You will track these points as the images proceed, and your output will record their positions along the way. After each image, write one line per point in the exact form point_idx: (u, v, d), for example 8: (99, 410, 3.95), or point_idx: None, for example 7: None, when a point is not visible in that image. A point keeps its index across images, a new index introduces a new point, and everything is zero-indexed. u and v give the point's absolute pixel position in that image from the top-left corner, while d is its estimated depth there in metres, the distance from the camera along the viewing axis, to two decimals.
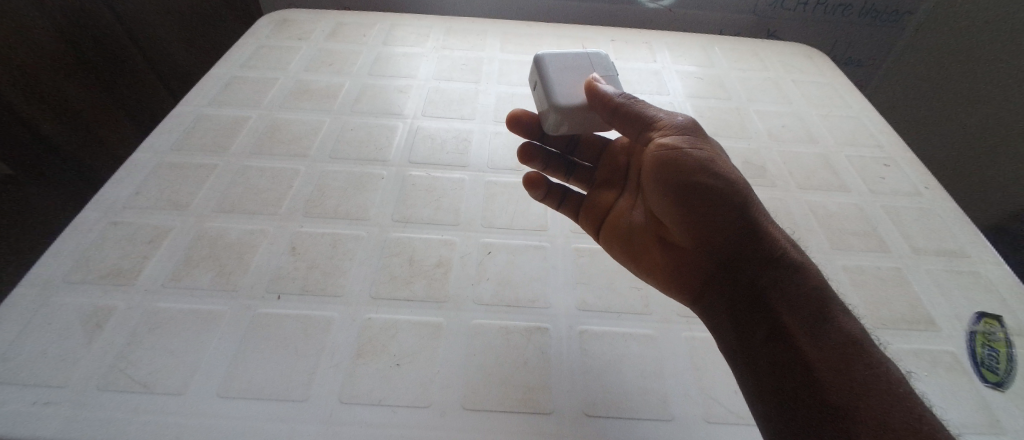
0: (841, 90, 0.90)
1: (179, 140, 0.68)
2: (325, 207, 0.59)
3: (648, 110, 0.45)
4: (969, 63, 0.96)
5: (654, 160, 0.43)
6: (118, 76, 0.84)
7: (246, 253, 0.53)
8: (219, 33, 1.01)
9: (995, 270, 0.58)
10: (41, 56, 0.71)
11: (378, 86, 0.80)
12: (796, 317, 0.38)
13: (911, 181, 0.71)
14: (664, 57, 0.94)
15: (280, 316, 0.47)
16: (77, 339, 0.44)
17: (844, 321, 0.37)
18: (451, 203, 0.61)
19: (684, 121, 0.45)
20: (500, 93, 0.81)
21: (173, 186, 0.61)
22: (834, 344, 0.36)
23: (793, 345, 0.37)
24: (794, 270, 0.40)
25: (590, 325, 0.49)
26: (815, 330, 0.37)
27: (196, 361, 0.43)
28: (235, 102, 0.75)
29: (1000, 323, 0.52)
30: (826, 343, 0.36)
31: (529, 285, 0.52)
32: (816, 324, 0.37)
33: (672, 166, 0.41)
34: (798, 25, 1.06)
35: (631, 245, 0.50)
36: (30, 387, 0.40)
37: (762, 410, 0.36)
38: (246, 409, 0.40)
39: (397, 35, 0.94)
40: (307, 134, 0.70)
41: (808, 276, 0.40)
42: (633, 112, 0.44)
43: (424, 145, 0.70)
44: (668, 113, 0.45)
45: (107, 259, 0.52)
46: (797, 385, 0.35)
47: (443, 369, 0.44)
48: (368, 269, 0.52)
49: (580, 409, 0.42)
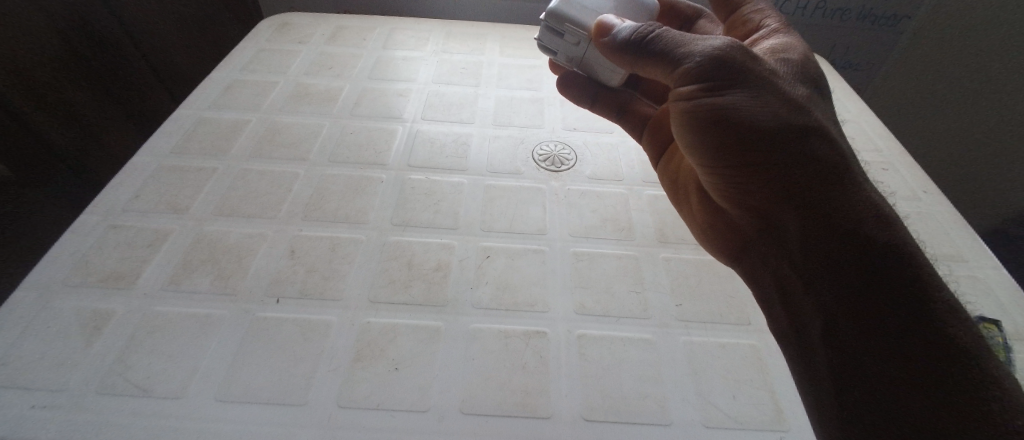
0: (839, 94, 0.90)
1: (179, 143, 0.68)
2: (325, 210, 0.60)
3: (675, 50, 0.40)
4: (976, 66, 0.95)
5: (681, 117, 0.42)
6: (119, 79, 0.84)
7: (245, 256, 0.53)
8: (220, 36, 1.01)
9: (994, 275, 0.59)
10: (42, 59, 0.71)
11: (377, 90, 0.81)
12: (871, 305, 0.34)
13: (910, 184, 0.71)
14: None
15: (279, 319, 0.47)
16: (76, 342, 0.44)
17: (942, 312, 0.32)
18: (451, 206, 0.61)
19: (713, 52, 0.38)
20: (500, 96, 0.82)
21: (173, 189, 0.61)
22: (916, 340, 0.32)
23: (860, 337, 0.34)
24: (874, 247, 0.34)
25: (589, 329, 0.49)
26: (892, 323, 0.33)
27: (195, 365, 0.43)
28: (235, 105, 0.76)
29: (999, 327, 0.52)
30: (903, 335, 0.32)
31: (528, 288, 0.52)
32: (895, 317, 0.33)
33: (707, 127, 0.41)
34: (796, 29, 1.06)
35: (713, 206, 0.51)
36: (28, 390, 0.40)
37: (824, 399, 0.37)
38: (245, 413, 0.40)
39: (397, 39, 0.94)
40: (307, 138, 0.70)
41: (896, 256, 0.34)
42: (659, 54, 0.40)
43: (423, 148, 0.70)
44: (697, 47, 0.39)
45: (107, 262, 0.52)
46: (861, 382, 0.34)
47: (442, 372, 0.44)
48: (367, 272, 0.52)
49: (579, 413, 0.42)
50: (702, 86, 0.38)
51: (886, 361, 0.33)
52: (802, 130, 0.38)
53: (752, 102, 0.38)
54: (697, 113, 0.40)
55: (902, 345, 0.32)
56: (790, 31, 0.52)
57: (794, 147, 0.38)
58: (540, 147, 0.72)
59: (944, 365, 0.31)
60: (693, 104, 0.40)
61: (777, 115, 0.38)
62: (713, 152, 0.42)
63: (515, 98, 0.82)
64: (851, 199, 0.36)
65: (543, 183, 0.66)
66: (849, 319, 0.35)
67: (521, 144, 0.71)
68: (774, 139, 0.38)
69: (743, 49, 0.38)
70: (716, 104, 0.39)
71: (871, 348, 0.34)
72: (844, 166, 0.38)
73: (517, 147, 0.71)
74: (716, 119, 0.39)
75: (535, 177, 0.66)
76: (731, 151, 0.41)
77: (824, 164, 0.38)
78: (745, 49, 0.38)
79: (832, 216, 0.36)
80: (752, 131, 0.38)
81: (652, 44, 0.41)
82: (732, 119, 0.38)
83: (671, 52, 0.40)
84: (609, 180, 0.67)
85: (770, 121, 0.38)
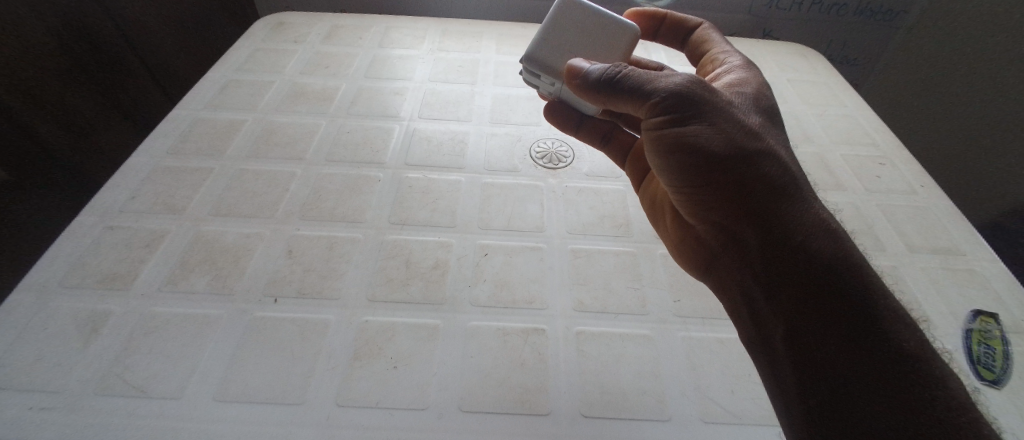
0: (836, 89, 0.90)
1: (175, 143, 0.68)
2: (322, 210, 0.59)
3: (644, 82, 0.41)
4: (975, 57, 0.94)
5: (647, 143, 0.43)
6: (115, 81, 0.84)
7: (242, 257, 0.53)
8: (215, 36, 1.01)
9: (991, 268, 0.59)
10: (37, 61, 0.71)
11: (373, 88, 0.81)
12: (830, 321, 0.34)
13: (907, 179, 0.71)
14: (662, 56, 0.93)
15: (278, 319, 0.47)
16: (72, 344, 0.44)
17: (892, 329, 0.33)
18: (449, 204, 0.61)
19: (678, 88, 0.40)
20: (496, 94, 0.82)
21: (169, 190, 0.61)
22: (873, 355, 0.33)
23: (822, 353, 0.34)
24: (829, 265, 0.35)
25: (587, 326, 0.49)
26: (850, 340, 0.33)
27: (194, 366, 0.43)
28: (231, 105, 0.75)
29: (997, 321, 0.53)
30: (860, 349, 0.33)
31: (526, 286, 0.52)
32: (852, 333, 0.34)
33: (671, 152, 0.41)
34: (793, 25, 1.06)
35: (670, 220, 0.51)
36: (26, 392, 0.40)
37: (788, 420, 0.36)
38: (243, 413, 0.40)
39: (392, 37, 0.94)
40: (303, 137, 0.70)
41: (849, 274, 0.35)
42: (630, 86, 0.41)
43: (420, 147, 0.70)
44: (663, 82, 0.40)
45: (104, 263, 0.52)
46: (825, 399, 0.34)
47: (441, 370, 0.44)
48: (365, 271, 0.52)
49: (578, 410, 0.42)
50: (668, 116, 0.40)
51: (848, 378, 0.33)
52: (759, 157, 0.39)
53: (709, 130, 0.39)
54: (662, 138, 0.41)
55: (861, 360, 0.33)
56: (747, 70, 0.51)
57: (750, 170, 0.39)
58: (536, 145, 0.72)
59: (903, 383, 0.32)
60: (657, 133, 0.41)
61: (732, 143, 0.39)
62: (676, 172, 0.43)
63: (512, 95, 0.81)
64: (804, 220, 0.37)
65: (540, 180, 0.66)
66: (814, 336, 0.35)
67: (519, 143, 0.71)
68: (730, 161, 0.39)
69: (703, 85, 0.41)
70: (680, 133, 0.40)
71: (834, 365, 0.34)
72: (795, 189, 0.39)
73: (515, 146, 0.71)
74: (678, 144, 0.40)
75: (532, 174, 0.66)
76: (694, 173, 0.41)
77: (777, 187, 0.38)
78: (704, 85, 0.41)
79: (785, 236, 0.37)
80: (710, 153, 0.39)
81: (622, 77, 0.42)
82: (694, 144, 0.39)
83: (640, 85, 0.41)
84: (606, 177, 0.67)
85: (727, 147, 0.39)
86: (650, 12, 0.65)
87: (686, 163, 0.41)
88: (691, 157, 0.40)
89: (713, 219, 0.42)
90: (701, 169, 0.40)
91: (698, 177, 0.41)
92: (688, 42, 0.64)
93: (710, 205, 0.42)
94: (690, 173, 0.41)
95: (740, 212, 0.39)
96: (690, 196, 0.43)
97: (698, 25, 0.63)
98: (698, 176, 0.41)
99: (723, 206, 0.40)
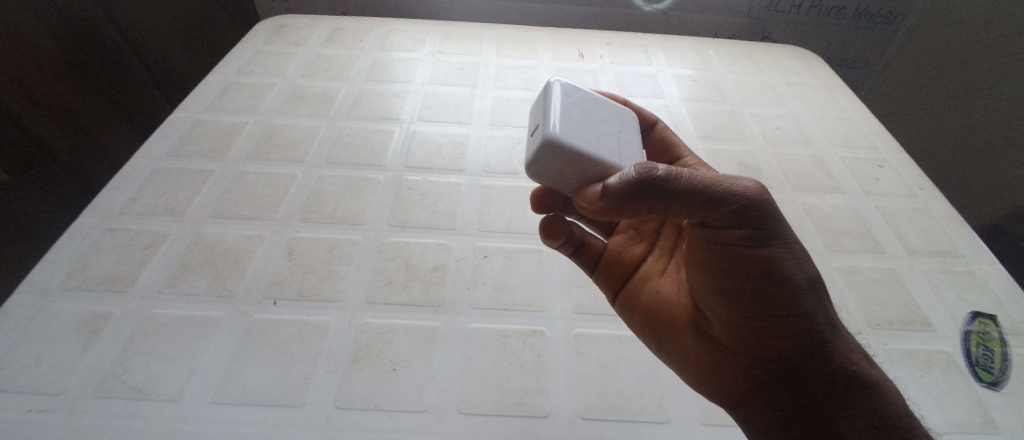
0: (835, 92, 0.91)
1: (176, 146, 0.68)
2: (323, 212, 0.60)
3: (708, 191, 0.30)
4: (984, 60, 0.93)
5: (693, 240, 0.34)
6: (116, 83, 0.84)
7: (242, 258, 0.53)
8: (216, 38, 1.02)
9: (990, 270, 0.59)
10: (39, 63, 0.72)
11: (374, 91, 0.81)
12: None
13: (905, 182, 0.71)
14: (660, 60, 0.95)
15: (278, 321, 0.47)
16: (73, 346, 0.44)
17: None
18: (448, 207, 0.61)
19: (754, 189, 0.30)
20: (496, 97, 0.82)
21: (170, 192, 0.61)
22: None
23: None
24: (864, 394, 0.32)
25: (586, 328, 0.49)
26: None
27: (193, 367, 0.43)
28: (232, 107, 0.76)
29: (996, 323, 0.53)
30: None
31: (526, 288, 0.52)
32: None
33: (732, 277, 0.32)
34: (792, 28, 1.08)
35: (653, 318, 0.43)
36: (26, 394, 0.40)
37: None
38: (243, 414, 0.40)
39: (393, 40, 0.94)
40: (304, 139, 0.70)
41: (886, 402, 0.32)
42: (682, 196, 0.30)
43: (420, 149, 0.70)
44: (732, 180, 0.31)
45: (104, 265, 0.52)
46: None
47: (440, 372, 0.44)
48: (364, 273, 0.52)
49: (576, 412, 0.42)
50: (746, 229, 0.30)
51: None
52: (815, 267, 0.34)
53: (790, 253, 0.31)
54: (729, 256, 0.32)
55: None
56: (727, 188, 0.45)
57: (816, 296, 0.32)
58: None
59: None
60: (731, 250, 0.32)
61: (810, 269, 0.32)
62: (721, 298, 0.34)
63: (512, 98, 0.82)
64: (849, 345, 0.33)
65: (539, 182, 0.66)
66: None
67: (519, 146, 0.72)
68: (801, 289, 0.32)
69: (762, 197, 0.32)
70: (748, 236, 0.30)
71: None
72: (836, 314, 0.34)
73: (515, 148, 0.71)
74: (749, 266, 0.31)
75: None
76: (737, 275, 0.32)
77: (828, 309, 0.33)
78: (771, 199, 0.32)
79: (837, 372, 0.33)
80: (789, 282, 0.31)
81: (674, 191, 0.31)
82: (771, 268, 0.31)
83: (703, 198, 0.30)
84: None
85: (798, 274, 0.31)
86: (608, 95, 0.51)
87: (745, 290, 0.32)
88: (766, 280, 0.31)
89: (743, 326, 0.34)
90: (755, 286, 0.32)
91: (739, 282, 0.32)
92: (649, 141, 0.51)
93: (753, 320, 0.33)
94: (754, 300, 0.32)
95: (804, 340, 0.33)
96: (740, 317, 0.34)
97: (657, 122, 0.50)
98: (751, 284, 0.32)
99: (788, 334, 0.33)
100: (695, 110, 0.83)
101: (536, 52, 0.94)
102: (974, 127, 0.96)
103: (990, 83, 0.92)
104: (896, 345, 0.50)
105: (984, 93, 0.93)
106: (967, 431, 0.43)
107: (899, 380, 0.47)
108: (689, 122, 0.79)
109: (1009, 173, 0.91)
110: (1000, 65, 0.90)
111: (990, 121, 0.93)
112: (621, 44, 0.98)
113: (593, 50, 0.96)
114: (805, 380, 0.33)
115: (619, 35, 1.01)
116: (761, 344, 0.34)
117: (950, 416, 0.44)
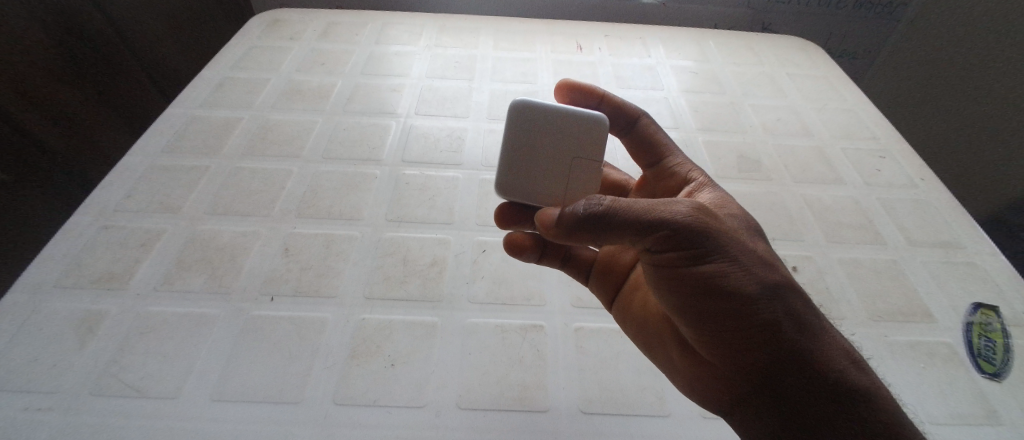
0: (836, 82, 0.90)
1: (170, 142, 0.67)
2: (319, 208, 0.59)
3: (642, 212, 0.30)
4: (985, 49, 0.92)
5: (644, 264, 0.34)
6: (109, 79, 0.83)
7: (238, 255, 0.53)
8: (209, 32, 1.01)
9: (991, 261, 0.58)
10: (31, 59, 0.71)
11: (370, 85, 0.80)
12: None
13: (907, 172, 0.71)
14: (659, 52, 0.94)
15: (275, 318, 0.47)
16: (69, 345, 0.44)
17: None
18: (446, 202, 0.61)
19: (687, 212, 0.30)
20: (494, 90, 0.81)
21: (165, 189, 0.60)
22: None
23: None
24: (861, 413, 0.28)
25: (585, 323, 0.49)
26: None
27: (190, 365, 0.43)
28: (227, 103, 0.75)
29: (998, 313, 0.52)
30: None
31: (524, 282, 0.52)
32: None
33: (686, 296, 0.31)
34: (792, 18, 1.07)
35: (645, 331, 0.42)
36: (22, 394, 0.40)
37: None
38: (241, 412, 0.40)
39: (389, 34, 0.93)
40: (300, 135, 0.70)
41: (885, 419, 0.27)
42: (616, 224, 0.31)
43: (417, 144, 0.69)
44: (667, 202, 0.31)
45: (99, 263, 0.51)
46: None
47: (439, 368, 0.43)
48: (362, 269, 0.52)
49: (577, 407, 0.42)
50: (682, 247, 0.30)
51: None
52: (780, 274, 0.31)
53: (732, 265, 0.30)
54: (675, 276, 0.31)
55: None
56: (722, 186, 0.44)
57: (775, 306, 0.29)
58: None
59: None
60: (673, 269, 0.31)
61: (767, 278, 0.30)
62: (684, 317, 0.33)
63: (509, 91, 0.81)
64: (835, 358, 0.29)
65: None
66: None
67: None
68: (754, 300, 0.29)
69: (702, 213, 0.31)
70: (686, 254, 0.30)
71: None
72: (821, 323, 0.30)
73: None
74: (693, 281, 0.30)
75: None
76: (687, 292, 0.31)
77: (800, 317, 0.30)
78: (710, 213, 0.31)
79: (827, 387, 0.29)
80: (734, 296, 0.30)
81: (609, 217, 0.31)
82: (717, 283, 0.30)
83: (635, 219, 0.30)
84: None
85: (747, 285, 0.30)
86: (584, 87, 0.49)
87: (701, 308, 0.31)
88: (712, 295, 0.30)
89: (706, 345, 0.33)
90: (707, 303, 0.31)
91: (693, 300, 0.31)
92: (630, 138, 0.49)
93: (711, 339, 0.32)
94: (706, 316, 0.31)
95: (775, 356, 0.29)
96: (698, 332, 0.33)
97: (639, 115, 0.49)
98: (700, 302, 0.31)
99: (753, 351, 0.30)
100: (695, 102, 0.82)
101: (534, 44, 0.93)
102: (976, 117, 0.96)
103: (991, 72, 0.91)
104: (898, 337, 0.50)
105: (986, 83, 0.92)
106: (969, 422, 0.43)
107: (901, 371, 0.47)
108: (689, 114, 0.78)
109: (1012, 163, 0.90)
110: (1001, 54, 0.89)
111: (992, 111, 0.92)
112: (619, 36, 0.97)
113: (592, 43, 0.95)
114: (779, 399, 0.30)
115: (617, 27, 1.00)
116: (728, 363, 0.32)
117: (952, 407, 0.44)
